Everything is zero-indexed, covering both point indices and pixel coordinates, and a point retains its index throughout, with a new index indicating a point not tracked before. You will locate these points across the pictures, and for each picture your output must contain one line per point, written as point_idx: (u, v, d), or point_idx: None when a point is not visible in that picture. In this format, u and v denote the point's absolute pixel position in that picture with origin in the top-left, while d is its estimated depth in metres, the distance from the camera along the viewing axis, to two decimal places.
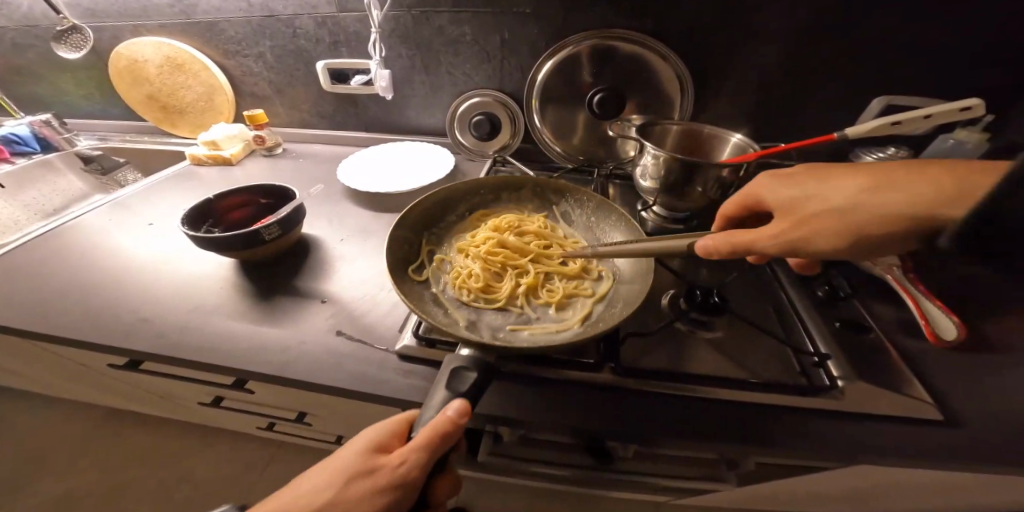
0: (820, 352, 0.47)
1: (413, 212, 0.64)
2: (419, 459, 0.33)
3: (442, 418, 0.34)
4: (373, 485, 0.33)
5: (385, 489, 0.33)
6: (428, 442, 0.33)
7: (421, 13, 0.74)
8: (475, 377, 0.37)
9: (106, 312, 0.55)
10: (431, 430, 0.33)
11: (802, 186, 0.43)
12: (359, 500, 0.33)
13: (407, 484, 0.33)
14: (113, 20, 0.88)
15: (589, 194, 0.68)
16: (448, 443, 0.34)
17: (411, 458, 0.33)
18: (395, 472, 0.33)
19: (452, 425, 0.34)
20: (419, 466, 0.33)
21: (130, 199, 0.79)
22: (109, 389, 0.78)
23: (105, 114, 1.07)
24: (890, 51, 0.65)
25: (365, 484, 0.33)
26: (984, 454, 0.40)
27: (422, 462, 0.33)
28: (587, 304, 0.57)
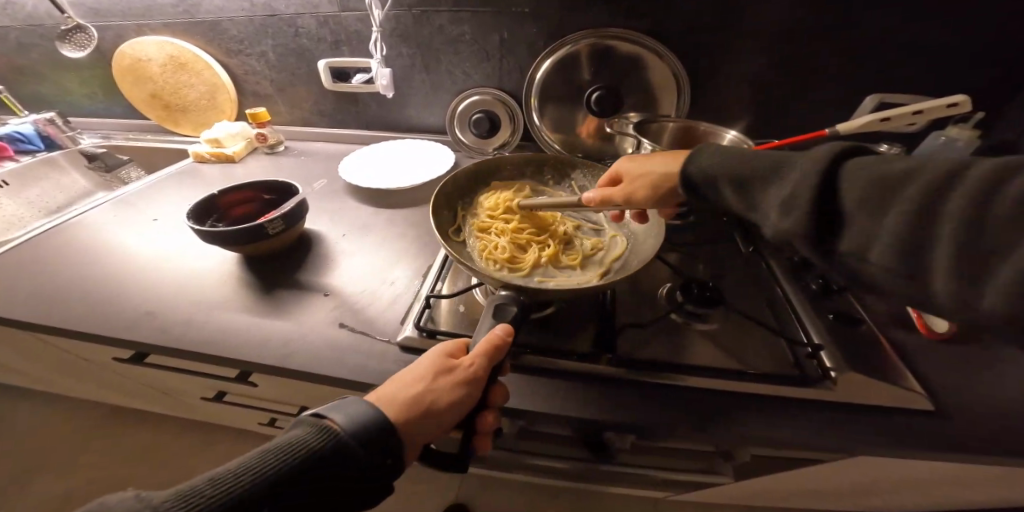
0: (813, 343, 0.47)
1: (448, 183, 0.65)
2: (488, 359, 0.36)
3: (500, 332, 0.38)
4: (449, 382, 0.36)
5: (460, 385, 0.36)
6: (493, 345, 0.37)
7: (422, 12, 0.75)
8: (518, 307, 0.42)
9: (112, 307, 0.56)
10: (497, 335, 0.38)
11: (633, 161, 0.50)
12: (440, 392, 0.35)
13: (478, 383, 0.36)
14: (116, 20, 0.89)
15: (604, 169, 0.68)
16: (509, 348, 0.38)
17: (482, 357, 0.36)
18: (468, 372, 0.36)
19: (506, 336, 0.38)
20: (486, 368, 0.36)
21: (134, 197, 0.80)
22: (112, 385, 0.78)
23: (108, 113, 1.08)
24: (886, 50, 0.66)
25: (442, 380, 0.36)
26: (977, 444, 0.40)
27: (490, 363, 0.37)
28: (605, 262, 0.59)
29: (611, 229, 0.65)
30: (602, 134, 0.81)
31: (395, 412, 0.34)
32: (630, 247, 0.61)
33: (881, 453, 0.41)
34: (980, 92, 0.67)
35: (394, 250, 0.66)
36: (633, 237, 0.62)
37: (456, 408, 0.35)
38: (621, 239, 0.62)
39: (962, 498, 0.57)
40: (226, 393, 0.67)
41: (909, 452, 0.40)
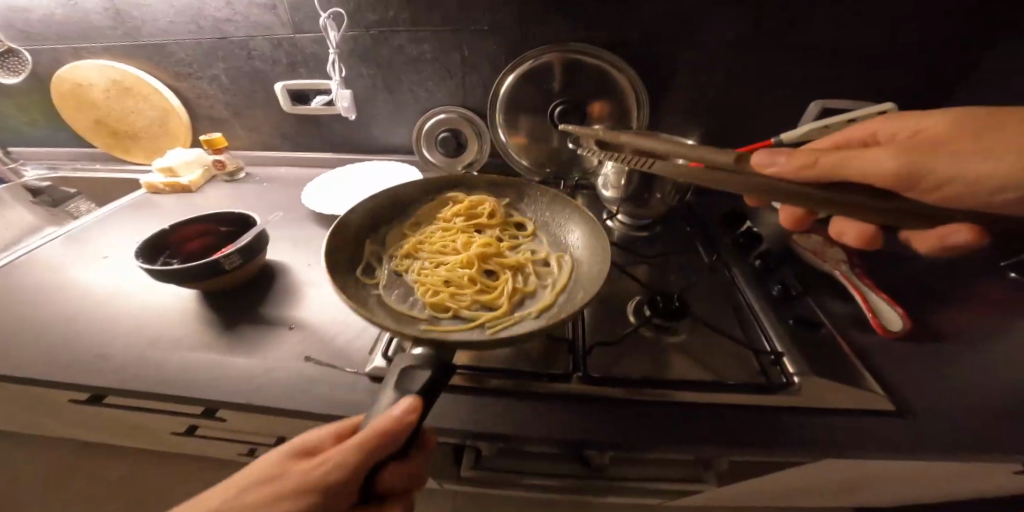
0: (777, 350, 0.49)
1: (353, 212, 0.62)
2: (353, 457, 0.30)
3: (398, 413, 0.31)
4: (291, 491, 0.30)
5: (300, 490, 0.30)
6: (369, 437, 0.30)
7: (380, 32, 0.75)
8: (429, 375, 0.36)
9: (62, 351, 0.52)
10: (380, 424, 0.31)
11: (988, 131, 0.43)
12: (272, 500, 0.30)
13: (338, 488, 0.30)
14: (52, 44, 0.85)
15: (540, 188, 0.69)
16: (395, 442, 0.31)
17: (345, 457, 0.30)
18: (315, 474, 0.30)
19: (400, 423, 0.31)
20: (348, 469, 0.30)
21: (86, 231, 0.76)
22: (71, 422, 0.74)
23: (51, 142, 1.03)
24: (822, 55, 0.71)
25: (282, 482, 0.31)
26: (934, 440, 0.42)
27: (357, 459, 0.30)
28: (558, 272, 0.59)
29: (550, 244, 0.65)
30: (565, 149, 0.82)
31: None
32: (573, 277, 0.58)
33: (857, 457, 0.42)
34: (908, 92, 0.73)
35: None
36: (575, 249, 0.62)
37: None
38: (565, 263, 0.60)
39: (940, 489, 0.58)
40: (197, 427, 0.64)
41: (883, 454, 0.41)
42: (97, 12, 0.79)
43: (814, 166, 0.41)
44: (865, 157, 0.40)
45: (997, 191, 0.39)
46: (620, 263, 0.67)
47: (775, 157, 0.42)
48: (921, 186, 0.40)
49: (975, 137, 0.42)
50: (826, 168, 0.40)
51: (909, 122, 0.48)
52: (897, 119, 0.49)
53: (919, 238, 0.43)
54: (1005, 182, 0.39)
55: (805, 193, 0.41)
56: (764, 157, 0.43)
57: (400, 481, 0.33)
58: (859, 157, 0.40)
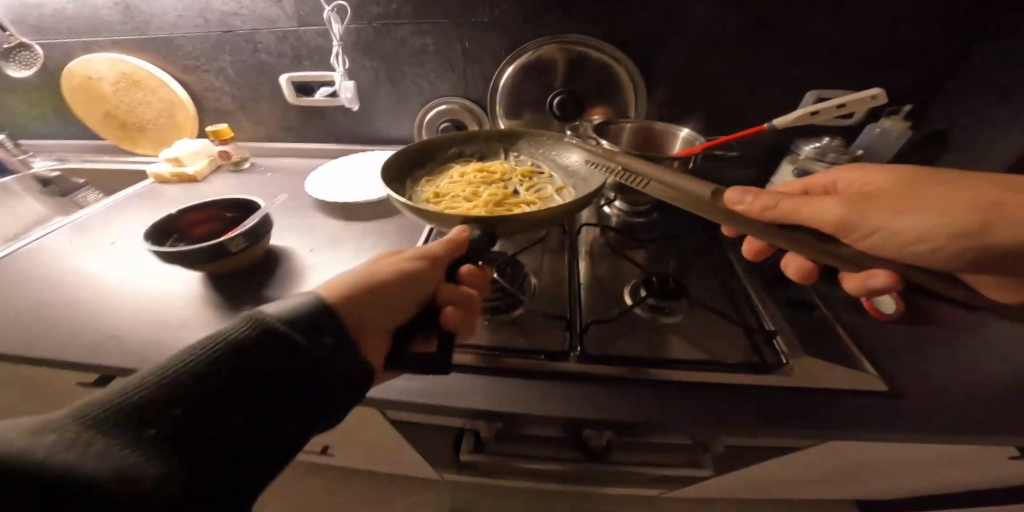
0: (770, 331, 0.50)
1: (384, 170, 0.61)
2: (444, 247, 0.44)
3: (458, 232, 0.46)
4: (399, 264, 0.42)
5: (413, 269, 0.41)
6: (448, 243, 0.44)
7: (383, 25, 0.76)
8: (480, 228, 0.48)
9: (71, 332, 0.54)
10: (453, 234, 0.46)
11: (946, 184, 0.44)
12: (393, 270, 0.40)
13: (432, 264, 0.43)
14: (61, 37, 0.87)
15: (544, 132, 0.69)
16: (465, 244, 0.45)
17: (438, 247, 0.44)
18: (422, 256, 0.43)
19: (464, 233, 0.46)
20: (443, 254, 0.44)
21: (92, 221, 0.78)
22: (77, 410, 0.74)
23: (59, 134, 1.05)
24: (823, 54, 0.72)
25: (394, 264, 0.41)
26: (928, 421, 0.42)
27: (444, 251, 0.44)
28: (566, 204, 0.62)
29: (558, 183, 0.68)
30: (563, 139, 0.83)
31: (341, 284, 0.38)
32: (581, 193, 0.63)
33: (853, 436, 0.42)
34: (902, 86, 0.74)
35: (364, 262, 0.65)
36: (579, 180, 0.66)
37: (404, 279, 0.40)
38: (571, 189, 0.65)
39: (941, 477, 0.59)
40: None
41: (877, 432, 0.42)
42: (107, 6, 0.81)
43: (775, 207, 0.42)
44: (816, 204, 0.41)
45: (912, 243, 0.42)
46: (617, 248, 0.67)
47: (743, 196, 0.42)
48: (856, 235, 0.42)
49: (912, 188, 0.44)
50: (786, 210, 0.42)
51: (865, 175, 0.49)
52: (857, 169, 0.50)
53: (848, 279, 0.44)
54: (924, 237, 0.42)
55: (768, 232, 0.42)
56: (733, 194, 0.43)
57: (473, 279, 0.45)
58: (808, 204, 0.42)
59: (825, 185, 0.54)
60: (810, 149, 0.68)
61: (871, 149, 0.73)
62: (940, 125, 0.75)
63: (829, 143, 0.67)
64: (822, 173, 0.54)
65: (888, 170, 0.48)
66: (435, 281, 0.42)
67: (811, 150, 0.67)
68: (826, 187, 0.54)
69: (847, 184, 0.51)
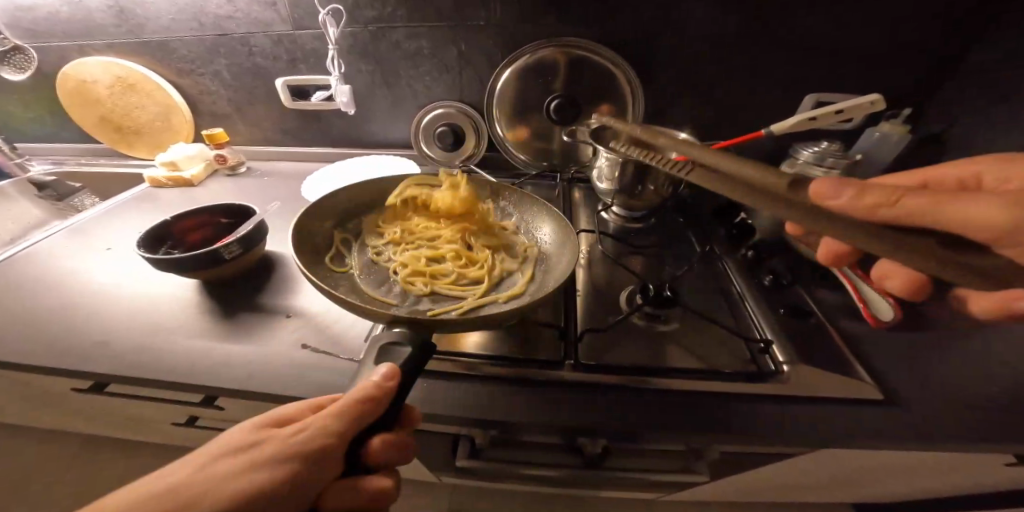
0: (765, 339, 0.50)
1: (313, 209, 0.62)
2: (344, 417, 0.32)
3: (376, 379, 0.34)
4: (264, 461, 0.31)
5: (291, 448, 0.31)
6: (354, 401, 0.32)
7: (378, 29, 0.76)
8: (408, 351, 0.38)
9: (64, 339, 0.54)
10: (368, 386, 0.34)
11: None
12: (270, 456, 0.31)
13: (325, 458, 0.32)
14: (56, 40, 0.86)
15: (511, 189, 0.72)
16: (378, 406, 0.33)
17: (337, 413, 0.32)
18: (312, 433, 0.32)
19: (384, 383, 0.34)
20: (339, 430, 0.32)
21: (88, 225, 0.77)
22: (74, 414, 0.74)
23: (56, 137, 1.04)
24: (822, 55, 0.72)
25: (275, 446, 0.32)
26: (924, 430, 0.42)
27: (345, 424, 0.32)
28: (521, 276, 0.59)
29: (523, 245, 0.65)
30: (561, 142, 0.83)
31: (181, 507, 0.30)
32: (543, 265, 0.61)
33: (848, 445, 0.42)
34: (900, 88, 0.73)
35: None
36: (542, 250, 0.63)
37: (272, 492, 0.30)
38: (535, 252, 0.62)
39: (939, 482, 0.58)
40: (197, 418, 0.65)
41: (873, 441, 0.41)
42: (101, 10, 0.80)
43: (892, 205, 0.33)
44: (959, 205, 0.32)
45: None
46: (614, 254, 0.67)
47: (842, 189, 0.34)
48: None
49: None
50: (908, 209, 0.33)
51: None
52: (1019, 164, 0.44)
53: (976, 297, 0.39)
54: None
55: (871, 233, 0.33)
56: (824, 186, 0.34)
57: (386, 455, 0.34)
58: (948, 204, 0.32)
59: (959, 178, 0.48)
60: (808, 154, 0.67)
61: (869, 152, 0.72)
62: (938, 126, 0.74)
63: (828, 147, 0.66)
64: (956, 165, 0.48)
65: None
66: (329, 466, 0.32)
67: (810, 154, 0.67)
68: (962, 180, 0.47)
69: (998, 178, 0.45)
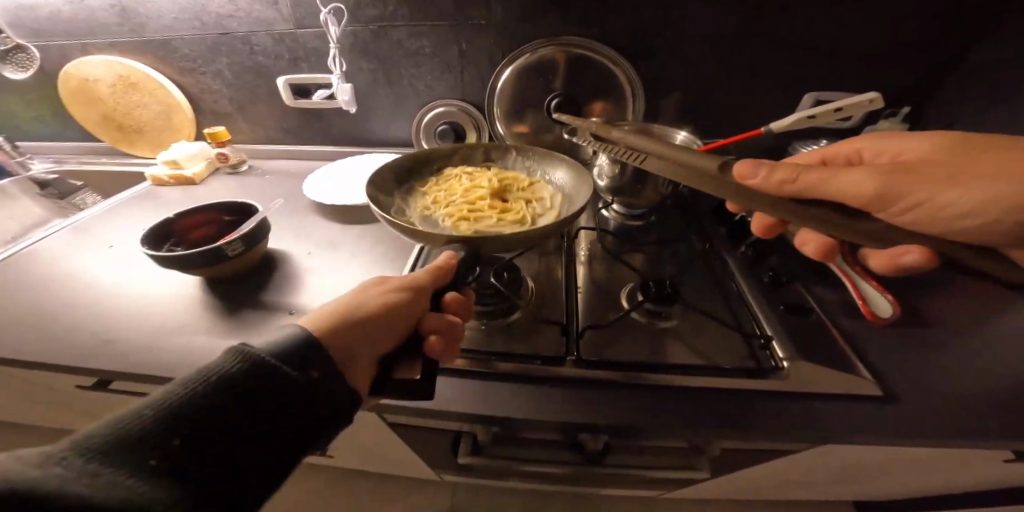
0: (765, 336, 0.50)
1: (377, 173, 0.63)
2: (431, 273, 0.43)
3: (446, 257, 0.45)
4: (379, 304, 0.39)
5: (395, 291, 0.41)
6: (435, 265, 0.44)
7: (380, 28, 0.76)
8: (465, 250, 0.47)
9: (68, 335, 0.54)
10: (441, 261, 0.44)
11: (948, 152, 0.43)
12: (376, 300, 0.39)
13: (418, 299, 0.41)
14: (57, 39, 0.86)
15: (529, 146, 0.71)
16: (451, 270, 0.44)
17: (425, 273, 0.43)
18: (408, 281, 0.42)
19: (452, 258, 0.44)
20: (429, 285, 0.42)
21: (90, 223, 0.77)
22: (78, 412, 0.75)
23: (58, 136, 1.05)
24: (823, 55, 0.72)
25: (378, 294, 0.40)
26: (925, 426, 0.42)
27: (433, 278, 0.43)
28: (550, 215, 0.61)
29: (548, 193, 0.67)
30: (563, 141, 0.83)
31: (331, 321, 0.37)
32: (568, 206, 0.63)
33: (849, 441, 0.42)
34: (900, 87, 0.74)
35: (361, 265, 0.65)
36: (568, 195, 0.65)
37: (391, 312, 0.39)
38: (559, 198, 0.65)
39: (940, 479, 0.59)
40: None
41: (873, 437, 0.42)
42: (103, 9, 0.80)
43: (794, 182, 0.39)
44: (845, 177, 0.38)
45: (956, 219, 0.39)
46: (615, 252, 0.68)
47: (757, 168, 0.39)
48: (892, 209, 0.40)
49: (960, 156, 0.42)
50: (808, 185, 0.38)
51: (897, 142, 0.49)
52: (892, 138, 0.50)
53: (874, 255, 0.48)
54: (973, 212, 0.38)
55: (777, 205, 0.39)
56: (744, 168, 0.39)
57: (456, 307, 0.43)
58: (839, 176, 0.38)
59: (847, 154, 0.54)
60: None
61: None
62: (938, 125, 0.75)
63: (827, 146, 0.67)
64: (846, 143, 0.54)
65: (925, 137, 0.46)
66: (421, 305, 0.41)
67: None
68: (849, 156, 0.54)
69: (874, 152, 0.51)
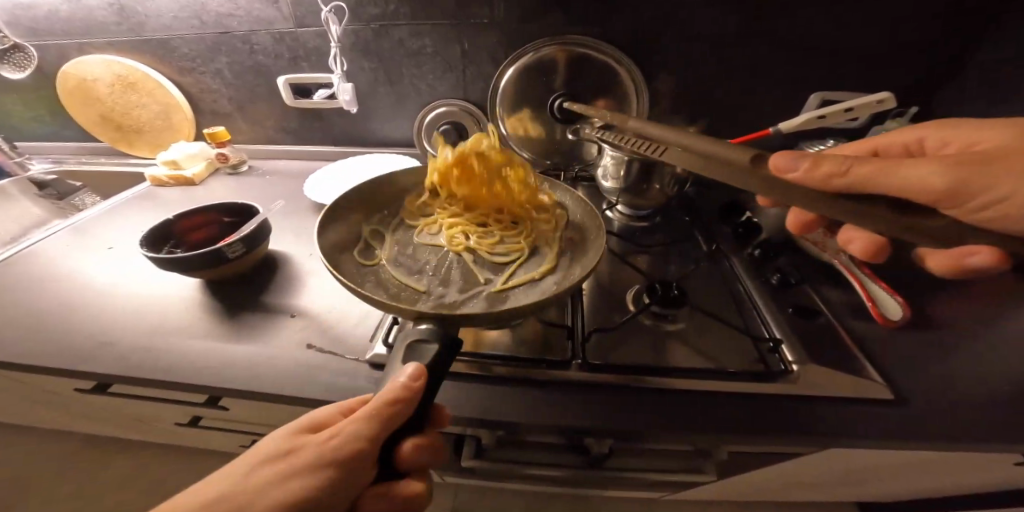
0: (775, 338, 0.49)
1: (330, 212, 0.60)
2: (369, 425, 0.31)
3: (403, 380, 0.32)
4: (304, 465, 0.31)
5: (316, 467, 0.30)
6: (379, 405, 0.31)
7: (381, 27, 0.75)
8: (436, 349, 0.36)
9: (67, 339, 0.53)
10: (388, 394, 0.32)
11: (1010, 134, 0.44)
12: (292, 482, 0.30)
13: (356, 463, 0.31)
14: (56, 39, 0.86)
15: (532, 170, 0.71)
16: (403, 413, 0.31)
17: (360, 426, 0.31)
18: (338, 444, 0.31)
19: (407, 388, 0.32)
20: (365, 441, 0.31)
21: (89, 224, 0.77)
22: (77, 414, 0.74)
23: (57, 136, 1.04)
24: (822, 56, 0.71)
25: (297, 464, 0.31)
26: (938, 431, 0.41)
27: (373, 430, 0.31)
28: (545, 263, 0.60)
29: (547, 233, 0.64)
30: (564, 142, 0.82)
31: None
32: (570, 249, 0.62)
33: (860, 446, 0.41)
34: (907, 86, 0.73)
35: None
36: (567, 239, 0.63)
37: (306, 503, 0.30)
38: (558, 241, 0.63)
39: (946, 482, 0.58)
40: (200, 418, 0.65)
41: (885, 443, 0.41)
42: (100, 8, 0.80)
43: (843, 175, 0.37)
44: (900, 168, 0.36)
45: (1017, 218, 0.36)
46: (620, 253, 0.67)
47: (796, 161, 0.38)
48: (967, 207, 0.37)
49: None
50: (858, 178, 0.37)
51: (970, 133, 0.47)
52: (946, 126, 0.50)
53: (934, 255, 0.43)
54: None
55: (818, 201, 0.38)
56: (784, 160, 0.38)
57: (416, 460, 0.33)
58: (893, 168, 0.36)
59: (905, 143, 0.53)
60: None
61: None
62: None
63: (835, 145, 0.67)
64: (903, 132, 0.54)
65: (1001, 128, 0.45)
66: (357, 482, 0.31)
67: None
68: (908, 145, 0.53)
69: (939, 141, 0.50)
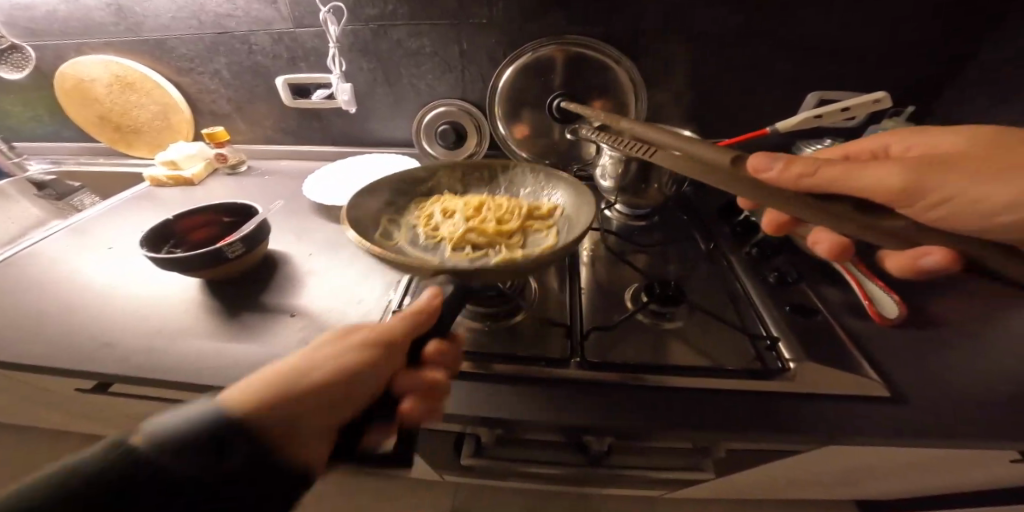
0: (772, 336, 0.50)
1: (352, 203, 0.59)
2: (409, 320, 0.39)
3: (429, 297, 0.41)
4: (354, 345, 0.36)
5: (361, 347, 0.35)
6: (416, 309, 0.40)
7: (380, 27, 0.75)
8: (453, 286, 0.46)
9: (67, 339, 0.53)
10: (422, 303, 0.40)
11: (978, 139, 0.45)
12: (338, 358, 0.34)
13: (396, 347, 0.37)
14: (54, 39, 0.86)
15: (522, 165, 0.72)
16: (434, 315, 0.40)
17: (402, 320, 0.39)
18: (380, 333, 0.37)
19: (436, 299, 0.41)
20: (404, 332, 0.38)
21: (88, 225, 0.77)
22: (77, 413, 0.74)
23: (55, 137, 1.04)
24: (823, 54, 0.71)
25: (340, 348, 0.35)
26: (934, 427, 0.42)
27: (410, 325, 0.39)
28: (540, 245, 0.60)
29: (542, 224, 0.64)
30: (563, 142, 0.83)
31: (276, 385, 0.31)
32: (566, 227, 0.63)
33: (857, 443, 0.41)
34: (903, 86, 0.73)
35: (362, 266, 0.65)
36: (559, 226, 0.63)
37: (354, 375, 0.34)
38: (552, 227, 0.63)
39: (943, 478, 0.59)
40: None
41: (881, 439, 0.41)
42: (99, 8, 0.80)
43: (813, 176, 0.39)
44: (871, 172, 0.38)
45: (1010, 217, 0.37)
46: (618, 252, 0.68)
47: (771, 162, 0.40)
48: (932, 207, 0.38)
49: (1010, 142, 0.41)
50: (826, 180, 0.39)
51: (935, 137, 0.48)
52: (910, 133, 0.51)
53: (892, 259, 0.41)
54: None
55: (791, 201, 0.40)
56: (759, 161, 0.40)
57: (439, 360, 0.39)
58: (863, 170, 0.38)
59: (873, 150, 0.54)
60: None
61: None
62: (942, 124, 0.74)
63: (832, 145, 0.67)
64: (866, 140, 0.55)
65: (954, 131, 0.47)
66: (393, 365, 0.36)
67: None
68: (875, 151, 0.54)
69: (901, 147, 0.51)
